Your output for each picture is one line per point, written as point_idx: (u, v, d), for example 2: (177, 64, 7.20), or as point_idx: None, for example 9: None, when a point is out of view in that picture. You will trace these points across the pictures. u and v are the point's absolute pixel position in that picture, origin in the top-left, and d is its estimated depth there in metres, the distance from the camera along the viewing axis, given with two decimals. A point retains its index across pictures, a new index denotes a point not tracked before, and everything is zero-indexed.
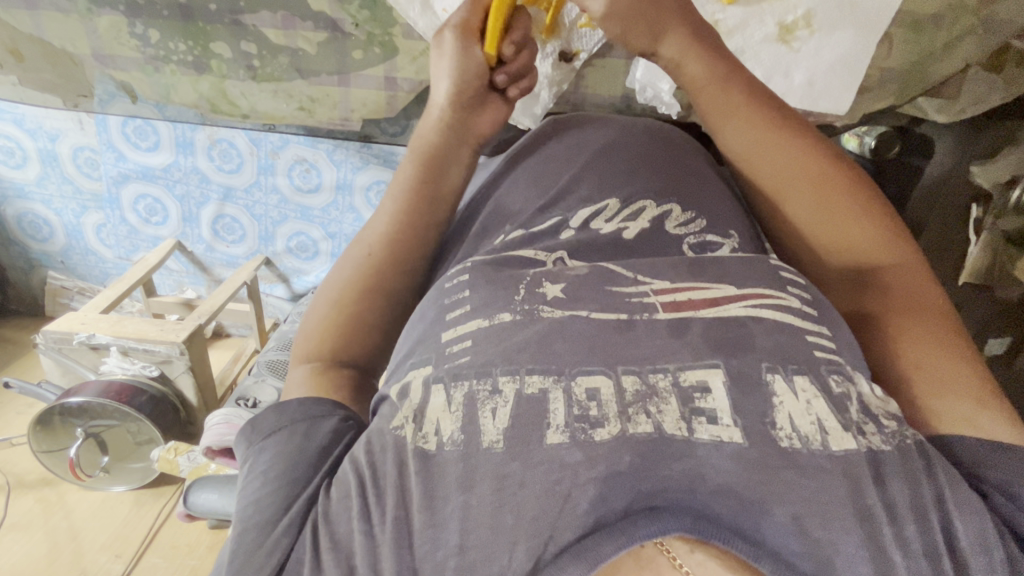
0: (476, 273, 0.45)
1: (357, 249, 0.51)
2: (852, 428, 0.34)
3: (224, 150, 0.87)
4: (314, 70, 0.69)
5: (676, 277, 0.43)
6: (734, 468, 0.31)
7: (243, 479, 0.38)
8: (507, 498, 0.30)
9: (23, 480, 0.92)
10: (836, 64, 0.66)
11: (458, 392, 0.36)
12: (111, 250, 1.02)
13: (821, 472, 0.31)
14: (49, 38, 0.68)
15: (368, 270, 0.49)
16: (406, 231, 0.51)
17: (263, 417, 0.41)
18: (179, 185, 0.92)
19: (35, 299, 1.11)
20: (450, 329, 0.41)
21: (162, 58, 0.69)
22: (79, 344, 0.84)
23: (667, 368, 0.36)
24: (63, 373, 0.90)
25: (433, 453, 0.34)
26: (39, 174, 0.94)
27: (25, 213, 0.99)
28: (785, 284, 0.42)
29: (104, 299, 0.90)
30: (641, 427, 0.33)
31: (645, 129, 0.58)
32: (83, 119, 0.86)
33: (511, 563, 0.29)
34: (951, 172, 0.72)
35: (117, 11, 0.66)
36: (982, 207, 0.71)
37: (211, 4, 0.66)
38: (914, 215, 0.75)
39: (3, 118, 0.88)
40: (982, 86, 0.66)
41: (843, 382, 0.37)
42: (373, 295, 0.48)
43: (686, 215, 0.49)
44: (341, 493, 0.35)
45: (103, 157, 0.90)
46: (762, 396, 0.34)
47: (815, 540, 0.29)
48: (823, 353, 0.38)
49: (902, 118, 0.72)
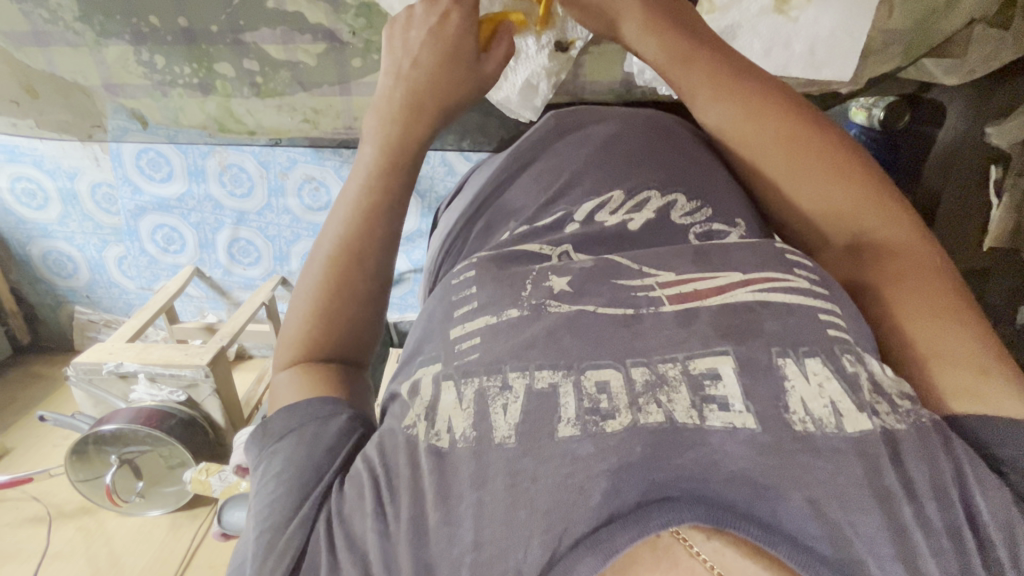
0: (482, 270, 0.45)
1: (326, 242, 0.47)
2: (866, 408, 0.33)
3: (234, 174, 0.89)
4: (316, 82, 0.70)
5: (682, 264, 0.42)
6: (747, 453, 0.31)
7: (257, 482, 0.39)
8: (520, 493, 0.30)
9: (63, 510, 0.94)
10: (836, 31, 0.65)
11: (468, 389, 0.36)
12: (133, 281, 1.05)
13: (838, 454, 0.31)
14: (60, 72, 0.70)
15: (340, 270, 0.46)
16: (380, 221, 0.48)
17: (274, 423, 0.41)
18: (194, 214, 0.95)
19: (64, 334, 1.14)
20: (459, 327, 0.41)
21: (169, 83, 0.71)
22: (108, 373, 0.86)
23: (675, 357, 0.35)
24: (95, 403, 0.92)
25: (446, 450, 0.34)
26: (60, 213, 0.97)
27: (50, 251, 1.03)
28: (793, 266, 0.41)
29: (130, 329, 0.92)
30: (652, 416, 0.32)
31: (644, 120, 0.57)
32: (98, 154, 0.89)
33: (526, 557, 0.29)
34: (965, 136, 0.72)
35: (123, 40, 0.68)
36: (1000, 169, 0.71)
37: (212, 25, 0.67)
38: (927, 190, 0.75)
39: (25, 161, 0.92)
40: (992, 42, 0.65)
41: (856, 362, 0.36)
42: (350, 296, 0.46)
43: (691, 204, 0.48)
44: (354, 493, 0.35)
45: (119, 191, 0.92)
46: (773, 380, 0.34)
47: (833, 517, 0.29)
48: (840, 332, 0.37)
49: (908, 86, 0.71)
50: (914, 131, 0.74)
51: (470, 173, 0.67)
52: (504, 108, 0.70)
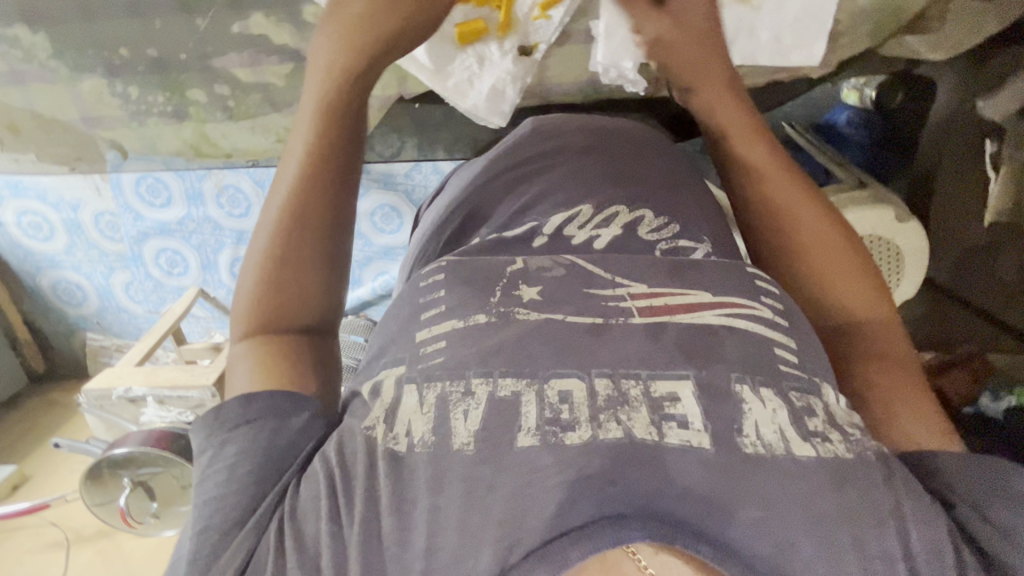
0: (450, 272, 0.44)
1: (271, 212, 0.46)
2: (811, 437, 0.33)
3: (231, 196, 0.91)
4: (287, 103, 0.67)
5: (654, 279, 0.42)
6: (699, 472, 0.31)
7: (204, 474, 0.37)
8: (475, 500, 0.30)
9: (81, 534, 0.96)
10: (802, 15, 0.63)
11: (430, 393, 0.36)
12: (140, 306, 1.07)
13: (788, 475, 0.31)
14: (40, 108, 0.65)
15: (293, 234, 0.45)
16: (324, 181, 0.47)
17: (234, 402, 0.40)
18: (195, 236, 0.96)
19: (78, 361, 1.17)
20: (425, 329, 0.41)
21: (144, 112, 0.66)
22: (118, 398, 0.88)
23: (639, 375, 0.36)
24: (108, 428, 0.94)
25: (404, 454, 0.33)
26: (66, 242, 0.99)
27: (59, 281, 1.05)
28: (760, 293, 0.42)
29: (137, 353, 0.93)
30: (611, 433, 0.32)
31: (618, 131, 0.58)
32: (100, 184, 0.91)
33: (476, 566, 0.28)
34: (958, 110, 0.73)
35: (97, 73, 0.64)
36: (995, 142, 0.73)
37: (182, 52, 0.64)
38: (923, 165, 0.79)
39: (30, 195, 0.94)
40: (974, 15, 0.63)
41: (805, 396, 0.37)
42: (300, 265, 0.44)
43: (658, 221, 0.49)
44: (311, 491, 0.34)
45: (122, 218, 0.94)
46: (730, 404, 0.34)
47: (778, 533, 0.29)
48: (791, 368, 0.38)
49: (901, 63, 0.68)
50: (906, 109, 0.77)
51: (449, 177, 0.67)
52: (472, 115, 0.69)
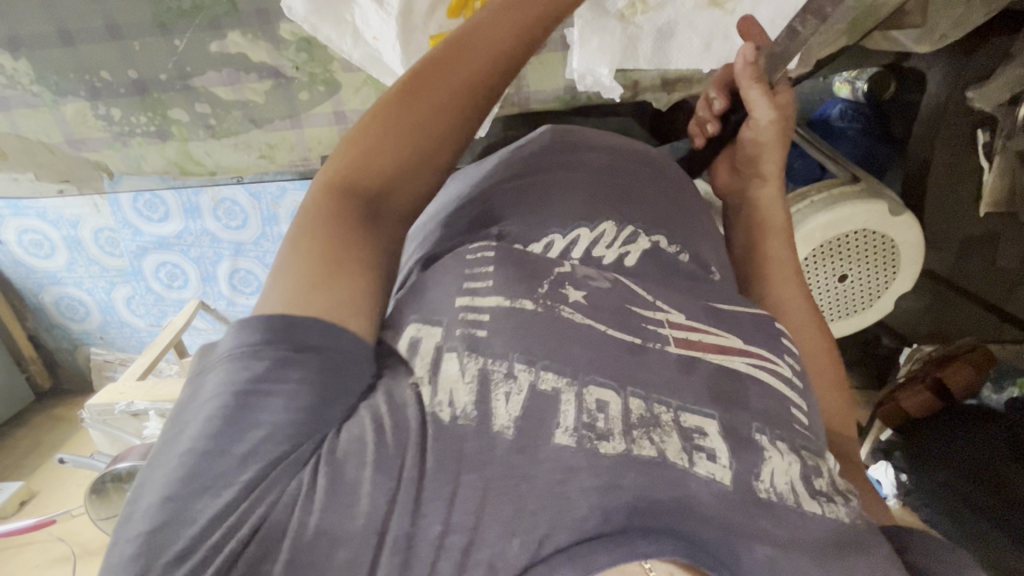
0: (503, 253, 0.43)
1: (428, 82, 0.39)
2: (816, 498, 0.36)
3: (228, 208, 0.91)
4: (267, 118, 0.67)
5: (694, 317, 0.43)
6: (719, 506, 0.32)
7: (234, 386, 0.29)
8: (509, 488, 0.30)
9: (89, 547, 0.97)
10: (776, 19, 0.63)
11: (472, 363, 0.34)
12: (142, 319, 1.08)
13: (792, 525, 0.33)
14: (25, 133, 0.67)
15: (429, 120, 0.38)
16: (487, 91, 0.40)
17: (304, 317, 0.31)
18: (194, 249, 0.97)
19: (83, 377, 1.18)
20: (466, 297, 0.39)
21: (128, 133, 0.67)
22: (121, 412, 0.89)
23: (669, 403, 0.36)
24: (110, 441, 0.95)
25: (446, 423, 0.31)
26: (67, 259, 1.00)
27: (61, 297, 1.06)
28: (784, 353, 0.45)
29: (139, 366, 0.94)
30: (645, 450, 0.32)
31: (640, 155, 0.59)
32: (98, 202, 0.92)
33: (503, 554, 0.29)
34: (947, 100, 0.73)
35: (79, 97, 0.64)
36: (988, 133, 0.70)
37: (160, 73, 0.64)
38: (918, 156, 0.78)
39: (29, 214, 0.95)
40: (959, 7, 0.62)
41: (814, 458, 0.39)
42: (417, 169, 0.38)
43: (673, 246, 0.51)
44: (354, 433, 0.31)
45: (121, 234, 0.95)
46: (755, 449, 0.35)
47: (785, 574, 0.31)
48: (803, 427, 0.40)
49: (892, 56, 0.75)
50: (901, 100, 0.78)
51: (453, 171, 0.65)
52: None
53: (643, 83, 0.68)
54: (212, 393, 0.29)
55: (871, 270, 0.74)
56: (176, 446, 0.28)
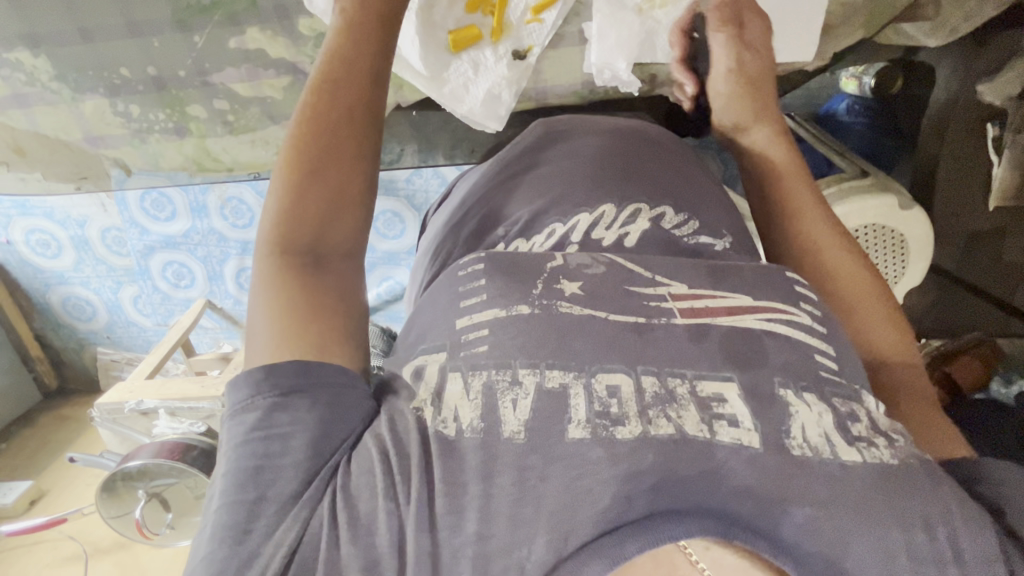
0: (490, 262, 0.43)
1: (303, 124, 0.41)
2: (854, 443, 0.34)
3: (234, 207, 0.91)
4: (285, 115, 0.67)
5: (697, 280, 0.42)
6: (751, 472, 0.31)
7: (243, 441, 0.33)
8: (528, 490, 0.30)
9: (100, 546, 0.97)
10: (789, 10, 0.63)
11: (476, 381, 0.35)
12: (149, 318, 1.08)
13: (834, 480, 0.31)
14: (45, 130, 0.67)
15: (324, 152, 0.40)
16: (363, 113, 0.43)
17: (281, 363, 0.35)
18: (200, 247, 0.97)
19: (91, 376, 1.19)
20: (465, 319, 0.40)
21: (146, 130, 0.68)
22: (130, 411, 0.89)
23: (684, 374, 0.36)
24: (120, 441, 0.95)
25: (453, 438, 0.33)
26: (74, 259, 1.00)
27: (69, 297, 1.07)
28: (798, 300, 0.42)
29: (148, 366, 0.95)
30: (662, 429, 0.32)
31: (633, 134, 0.58)
32: (105, 201, 0.92)
33: (530, 555, 0.29)
34: (957, 93, 0.71)
35: (98, 93, 0.65)
36: (998, 126, 0.72)
37: (179, 70, 0.64)
38: (926, 152, 0.76)
39: (37, 213, 0.95)
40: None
41: (848, 403, 0.37)
42: (336, 197, 0.40)
43: (678, 217, 0.50)
44: (363, 468, 0.33)
45: (128, 233, 0.95)
46: (778, 409, 0.34)
47: (827, 532, 0.30)
48: (831, 374, 0.38)
49: (898, 51, 0.70)
50: None
51: (460, 178, 0.66)
52: (468, 119, 0.68)
53: (661, 76, 0.67)
54: (225, 456, 0.34)
55: (882, 257, 0.74)
56: (211, 506, 0.33)
